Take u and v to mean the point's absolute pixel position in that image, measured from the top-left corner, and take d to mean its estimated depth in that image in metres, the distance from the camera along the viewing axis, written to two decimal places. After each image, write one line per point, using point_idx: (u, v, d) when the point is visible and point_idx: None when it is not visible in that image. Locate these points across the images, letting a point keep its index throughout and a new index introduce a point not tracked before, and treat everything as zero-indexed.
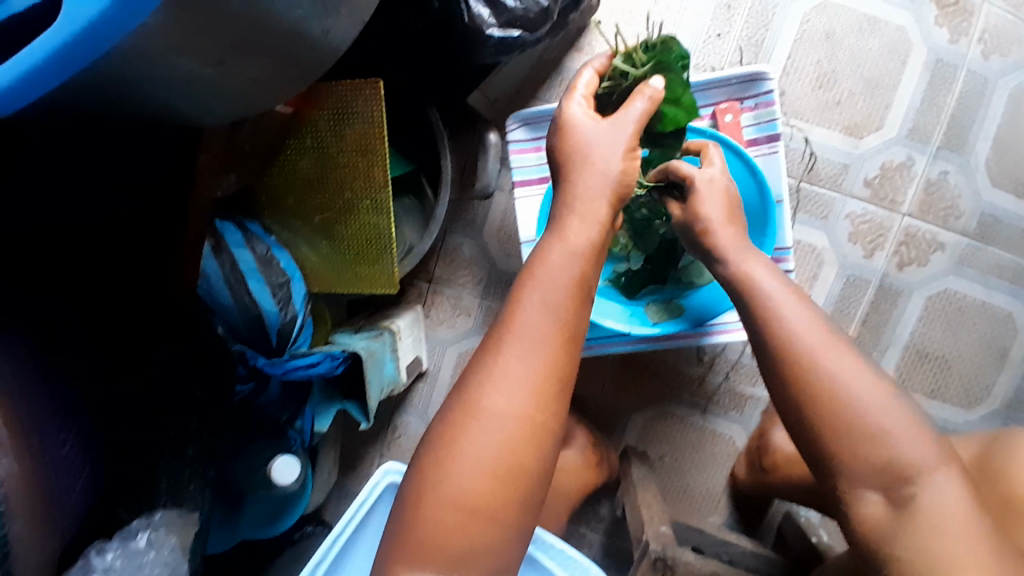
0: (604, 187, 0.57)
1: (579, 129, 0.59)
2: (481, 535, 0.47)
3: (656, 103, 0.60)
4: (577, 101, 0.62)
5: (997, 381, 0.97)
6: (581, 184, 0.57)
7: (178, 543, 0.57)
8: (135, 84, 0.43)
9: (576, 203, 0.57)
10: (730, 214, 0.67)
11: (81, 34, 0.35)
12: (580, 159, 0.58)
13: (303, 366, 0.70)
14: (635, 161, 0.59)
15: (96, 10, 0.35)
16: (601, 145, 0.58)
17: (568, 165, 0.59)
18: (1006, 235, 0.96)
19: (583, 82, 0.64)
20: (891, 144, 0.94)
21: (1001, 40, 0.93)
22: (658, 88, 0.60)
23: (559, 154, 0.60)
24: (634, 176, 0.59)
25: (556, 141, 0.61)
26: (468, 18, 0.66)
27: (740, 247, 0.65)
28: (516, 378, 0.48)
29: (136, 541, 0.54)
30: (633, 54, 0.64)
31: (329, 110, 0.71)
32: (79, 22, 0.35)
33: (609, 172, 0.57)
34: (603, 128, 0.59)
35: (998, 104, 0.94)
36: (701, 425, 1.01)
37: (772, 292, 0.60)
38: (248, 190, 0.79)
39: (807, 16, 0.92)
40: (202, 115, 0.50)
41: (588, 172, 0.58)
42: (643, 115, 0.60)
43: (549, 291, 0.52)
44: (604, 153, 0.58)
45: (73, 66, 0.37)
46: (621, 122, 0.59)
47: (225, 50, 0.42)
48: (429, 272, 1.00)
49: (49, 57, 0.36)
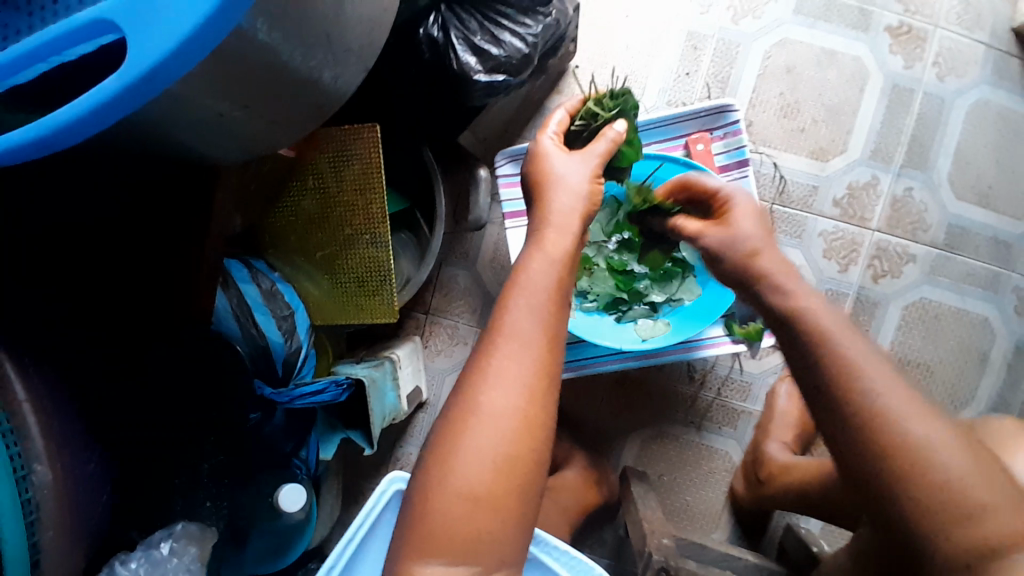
0: (577, 204, 0.63)
1: (550, 159, 0.66)
2: (486, 523, 0.49)
3: (616, 144, 0.69)
4: (549, 136, 0.69)
5: (980, 383, 1.01)
6: (554, 202, 0.63)
7: (197, 553, 0.62)
8: (168, 122, 0.47)
9: (550, 217, 0.62)
10: (766, 235, 0.62)
11: (154, 69, 0.39)
12: (550, 183, 0.64)
13: (308, 394, 0.74)
14: (600, 186, 0.65)
15: (160, 55, 0.38)
16: (568, 171, 0.65)
17: (541, 189, 0.64)
18: (974, 244, 1.01)
19: (555, 120, 0.71)
20: (855, 165, 1.00)
21: (954, 64, 1.01)
22: (620, 132, 0.70)
23: (532, 179, 0.66)
24: (599, 197, 0.65)
25: (530, 169, 0.67)
26: (457, 65, 0.72)
27: (745, 264, 0.61)
28: (509, 376, 0.52)
29: (159, 550, 0.61)
30: (602, 100, 0.74)
31: (331, 154, 0.77)
32: (140, 66, 0.38)
33: (580, 192, 0.64)
34: (573, 159, 0.67)
35: (955, 121, 1.01)
36: (697, 442, 1.03)
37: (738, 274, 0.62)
38: (253, 231, 0.84)
39: (768, 52, 1.00)
40: (222, 153, 0.54)
41: (559, 191, 0.63)
42: (605, 153, 0.68)
43: (534, 296, 0.56)
44: (575, 180, 0.64)
45: (161, 85, 0.40)
46: (587, 153, 0.67)
47: (249, 95, 0.47)
48: (427, 304, 1.04)
49: (133, 83, 0.39)
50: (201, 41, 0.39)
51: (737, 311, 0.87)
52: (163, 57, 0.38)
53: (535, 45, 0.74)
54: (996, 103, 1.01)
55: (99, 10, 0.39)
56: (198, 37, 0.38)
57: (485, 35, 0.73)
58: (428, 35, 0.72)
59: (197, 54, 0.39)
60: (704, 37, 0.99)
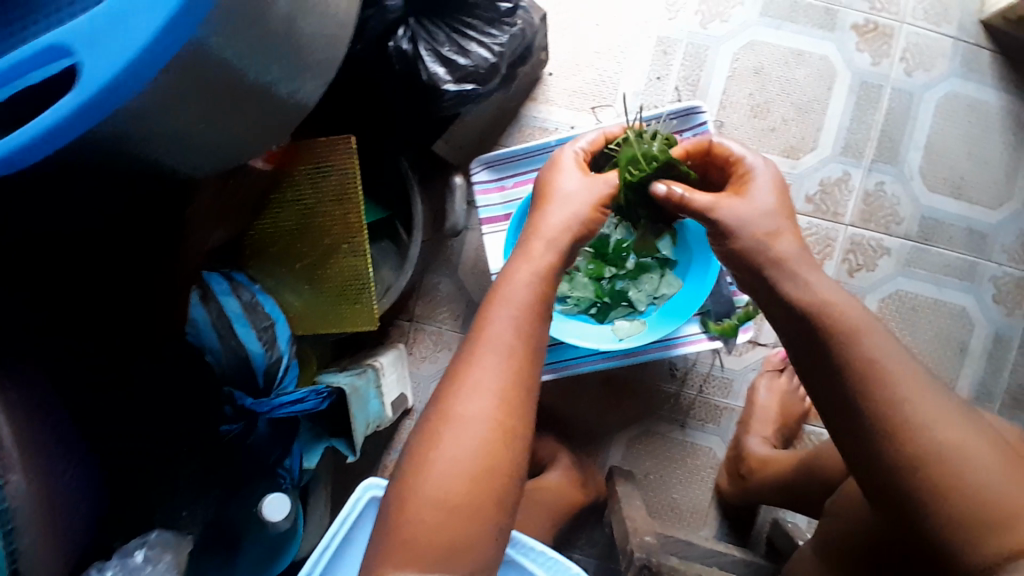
0: (569, 218, 0.65)
1: (559, 169, 0.69)
2: (461, 532, 0.50)
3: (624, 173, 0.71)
4: (574, 149, 0.73)
5: (960, 372, 1.02)
6: (548, 213, 0.65)
7: (171, 560, 0.67)
8: (131, 141, 0.49)
9: (542, 229, 0.64)
10: (783, 216, 0.65)
11: (117, 78, 0.41)
12: (549, 194, 0.67)
13: (289, 403, 0.76)
14: (599, 214, 0.66)
15: (122, 63, 0.41)
16: (571, 191, 0.67)
17: (541, 199, 0.67)
18: (948, 235, 1.02)
19: (585, 138, 0.75)
20: (827, 161, 1.02)
21: (922, 58, 1.02)
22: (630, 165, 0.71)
23: (540, 185, 0.69)
24: (597, 224, 0.66)
25: (544, 174, 0.70)
26: (427, 76, 0.74)
27: (766, 241, 0.64)
28: (487, 384, 0.54)
29: (134, 557, 0.65)
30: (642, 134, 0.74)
31: (309, 165, 0.79)
32: (102, 77, 0.41)
33: (575, 207, 0.65)
34: (578, 172, 0.69)
35: (925, 115, 1.02)
36: (682, 440, 1.04)
37: (754, 249, 0.64)
38: (235, 241, 0.82)
39: (737, 54, 1.02)
40: (191, 168, 0.56)
41: (557, 203, 0.66)
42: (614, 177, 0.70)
43: (515, 306, 0.58)
44: (572, 194, 0.66)
45: (113, 106, 0.42)
46: (596, 179, 0.68)
47: (209, 110, 0.49)
48: (411, 311, 1.05)
49: (88, 103, 0.42)
50: (147, 63, 0.41)
51: (712, 308, 0.88)
52: (113, 77, 0.41)
53: (501, 54, 0.75)
54: (965, 95, 1.02)
55: (58, 35, 0.42)
56: (155, 46, 0.41)
57: (453, 46, 0.74)
58: (397, 48, 0.73)
59: (147, 74, 0.42)
60: (674, 42, 1.01)
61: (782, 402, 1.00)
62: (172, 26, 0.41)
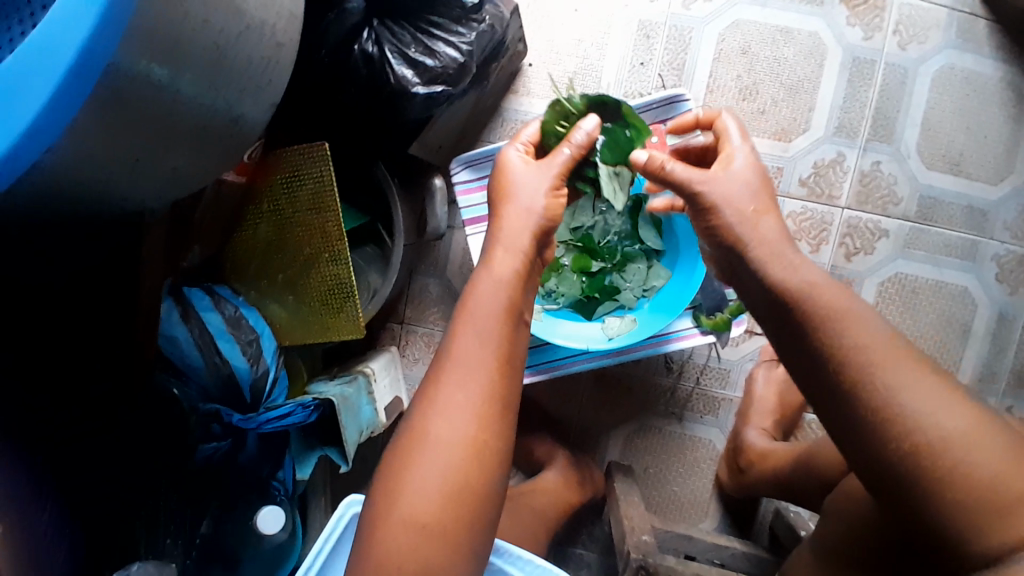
0: (528, 220, 0.63)
1: (510, 171, 0.67)
2: (436, 552, 0.50)
3: (582, 148, 0.67)
4: (516, 147, 0.70)
5: (963, 353, 0.99)
6: (506, 218, 0.63)
7: None
8: (81, 184, 0.48)
9: (501, 237, 0.62)
10: (763, 197, 0.64)
11: (19, 140, 0.41)
12: (506, 198, 0.65)
13: (276, 418, 0.74)
14: (558, 199, 0.65)
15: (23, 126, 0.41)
16: (526, 185, 0.65)
17: (498, 203, 0.65)
18: (948, 214, 0.99)
19: (526, 132, 0.72)
20: (820, 143, 0.99)
21: (916, 29, 0.98)
22: (588, 129, 0.68)
23: (495, 189, 0.67)
24: (558, 212, 0.65)
25: (494, 180, 0.68)
26: (394, 80, 0.72)
27: (750, 216, 0.62)
28: (456, 404, 0.53)
29: None
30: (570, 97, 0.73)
31: (284, 175, 0.77)
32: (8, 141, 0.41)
33: (532, 207, 0.64)
34: (532, 169, 0.66)
35: (920, 90, 0.98)
36: (681, 433, 1.03)
37: (736, 224, 0.62)
38: (216, 256, 0.83)
39: (722, 35, 0.98)
40: (152, 198, 0.55)
41: (512, 206, 0.64)
42: (569, 160, 0.67)
43: (482, 320, 0.57)
44: (529, 192, 0.65)
45: (20, 168, 0.42)
46: (549, 163, 0.67)
47: (149, 144, 0.48)
48: (401, 314, 1.04)
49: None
50: (49, 123, 0.41)
51: (703, 302, 0.86)
52: (18, 142, 0.41)
53: (470, 53, 0.73)
54: (962, 67, 0.98)
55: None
56: (55, 101, 0.41)
57: (419, 47, 0.72)
58: (363, 52, 0.71)
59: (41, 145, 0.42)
60: (655, 25, 0.98)
61: (781, 392, 0.97)
62: (67, 85, 0.40)
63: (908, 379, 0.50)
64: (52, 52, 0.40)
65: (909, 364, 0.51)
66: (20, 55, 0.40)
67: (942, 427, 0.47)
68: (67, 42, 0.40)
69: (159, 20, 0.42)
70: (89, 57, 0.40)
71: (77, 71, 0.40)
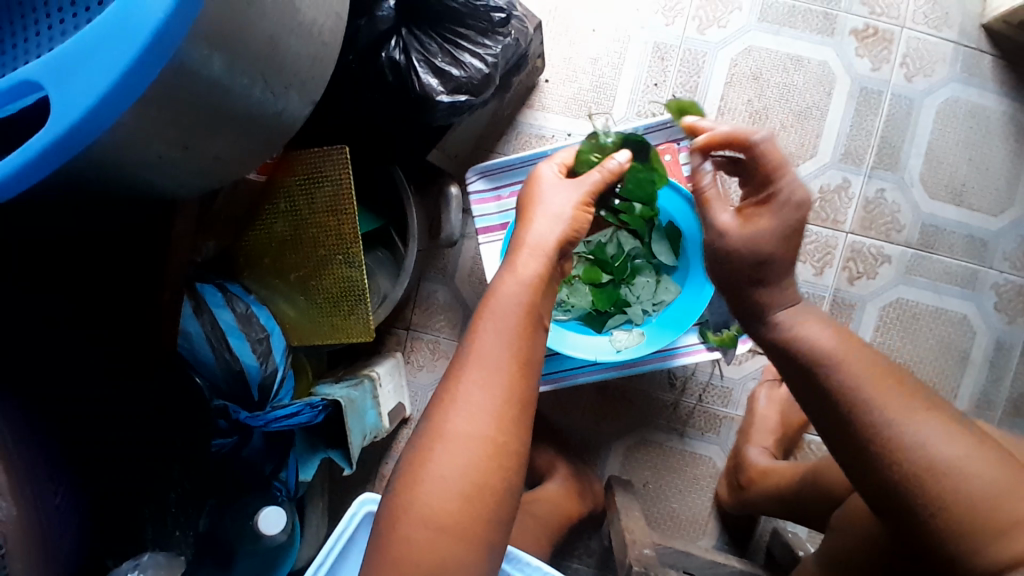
0: (553, 224, 0.64)
1: (542, 185, 0.69)
2: (453, 552, 0.50)
3: (613, 174, 0.69)
4: (552, 165, 0.72)
5: (962, 381, 1.01)
6: (533, 222, 0.65)
7: None
8: (116, 170, 0.49)
9: (525, 242, 0.63)
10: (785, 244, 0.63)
11: (81, 120, 0.42)
12: (534, 203, 0.67)
13: (284, 416, 0.74)
14: (586, 212, 0.66)
15: (86, 105, 0.41)
16: (556, 195, 0.67)
17: (526, 210, 0.67)
18: (949, 242, 1.02)
19: (562, 156, 0.74)
20: (826, 168, 1.01)
21: (922, 63, 1.01)
22: (619, 163, 0.69)
23: (523, 200, 0.69)
24: (583, 224, 0.66)
25: (525, 192, 0.70)
26: (419, 87, 0.73)
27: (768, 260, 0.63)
28: (477, 403, 0.54)
29: None
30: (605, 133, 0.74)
31: (302, 175, 0.78)
32: (69, 120, 0.42)
33: (561, 214, 0.65)
34: (563, 184, 0.68)
35: (925, 121, 1.01)
36: (681, 448, 1.03)
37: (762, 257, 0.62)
38: (229, 253, 0.84)
39: (735, 60, 1.01)
40: (181, 187, 0.56)
41: (540, 212, 0.66)
42: (600, 181, 0.68)
43: (502, 322, 0.58)
44: (558, 201, 0.66)
45: (76, 148, 0.43)
46: (580, 180, 0.68)
47: (189, 136, 0.49)
48: (407, 319, 1.04)
49: (55, 140, 0.42)
50: (113, 102, 0.42)
51: (710, 319, 0.87)
52: (76, 120, 0.42)
53: (495, 64, 0.75)
54: (966, 100, 1.01)
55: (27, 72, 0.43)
56: (124, 83, 0.41)
57: (446, 56, 0.74)
58: (389, 59, 0.73)
59: (101, 124, 0.42)
60: (670, 47, 1.01)
61: (783, 411, 0.98)
62: (137, 67, 0.41)
63: (895, 402, 0.52)
64: (127, 28, 0.41)
65: (901, 386, 0.53)
66: (97, 30, 0.41)
67: (946, 442, 0.49)
68: (144, 20, 0.41)
69: (218, 17, 0.44)
70: (160, 41, 0.41)
71: (144, 54, 0.41)
